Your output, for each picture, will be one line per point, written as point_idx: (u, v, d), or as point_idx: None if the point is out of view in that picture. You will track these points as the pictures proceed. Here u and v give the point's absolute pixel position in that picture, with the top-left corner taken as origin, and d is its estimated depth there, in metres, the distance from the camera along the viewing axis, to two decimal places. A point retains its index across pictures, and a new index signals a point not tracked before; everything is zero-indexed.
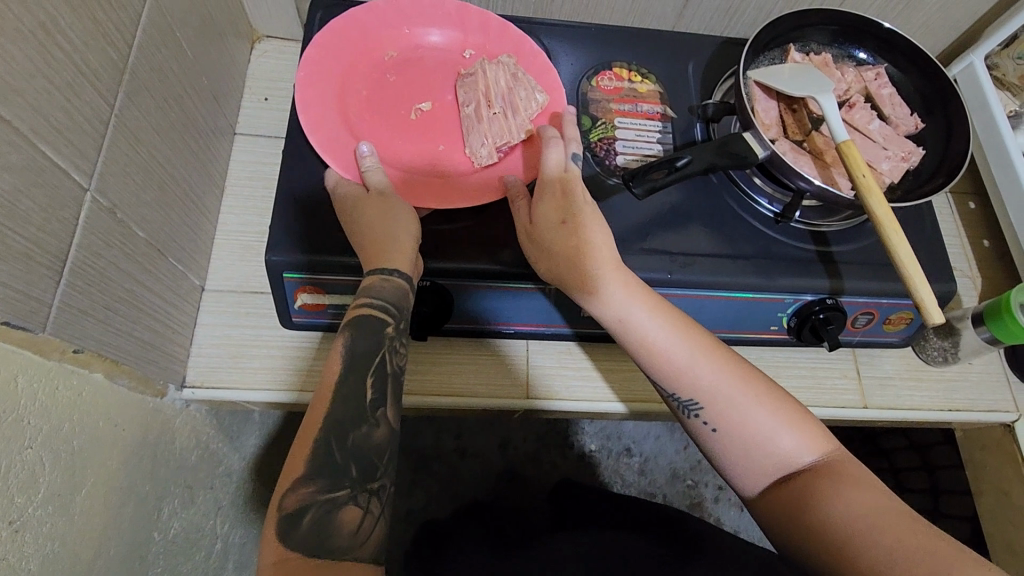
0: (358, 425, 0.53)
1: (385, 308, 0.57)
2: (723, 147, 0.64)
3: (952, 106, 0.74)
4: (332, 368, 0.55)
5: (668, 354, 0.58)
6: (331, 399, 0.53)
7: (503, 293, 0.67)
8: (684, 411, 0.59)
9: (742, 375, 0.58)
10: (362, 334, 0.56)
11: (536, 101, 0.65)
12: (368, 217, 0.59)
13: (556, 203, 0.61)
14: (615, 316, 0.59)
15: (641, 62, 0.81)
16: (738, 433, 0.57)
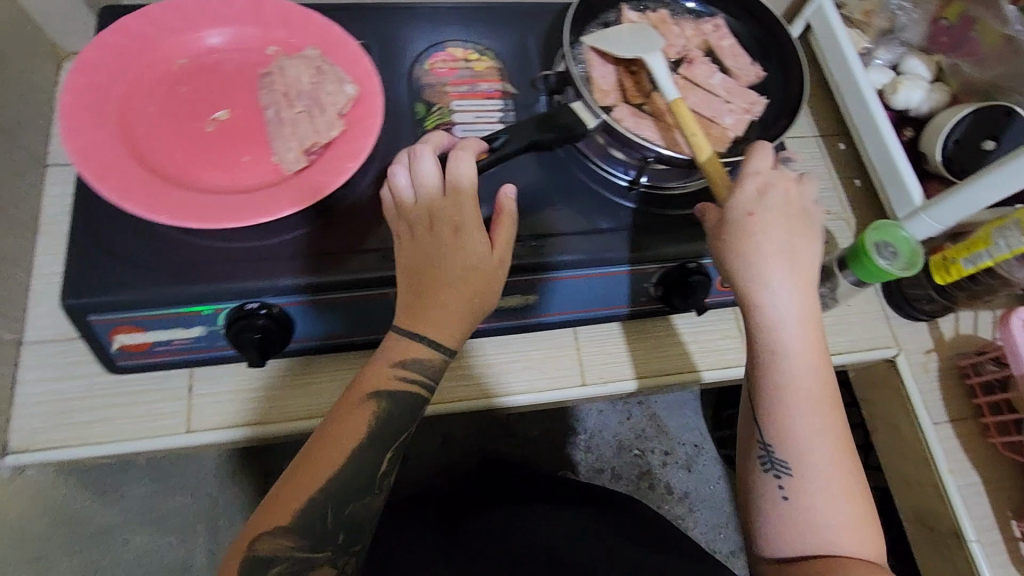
0: (356, 497, 0.57)
1: (420, 383, 0.59)
2: (545, 121, 0.60)
3: (790, 52, 0.72)
4: (358, 425, 0.57)
5: (810, 396, 0.57)
6: (342, 465, 0.56)
7: (340, 302, 0.64)
8: (767, 465, 0.57)
9: (835, 448, 0.57)
10: (399, 412, 0.59)
11: (344, 92, 0.60)
12: (450, 231, 0.58)
13: (779, 218, 0.57)
14: (772, 345, 0.57)
15: (479, 38, 0.76)
16: (810, 496, 0.56)
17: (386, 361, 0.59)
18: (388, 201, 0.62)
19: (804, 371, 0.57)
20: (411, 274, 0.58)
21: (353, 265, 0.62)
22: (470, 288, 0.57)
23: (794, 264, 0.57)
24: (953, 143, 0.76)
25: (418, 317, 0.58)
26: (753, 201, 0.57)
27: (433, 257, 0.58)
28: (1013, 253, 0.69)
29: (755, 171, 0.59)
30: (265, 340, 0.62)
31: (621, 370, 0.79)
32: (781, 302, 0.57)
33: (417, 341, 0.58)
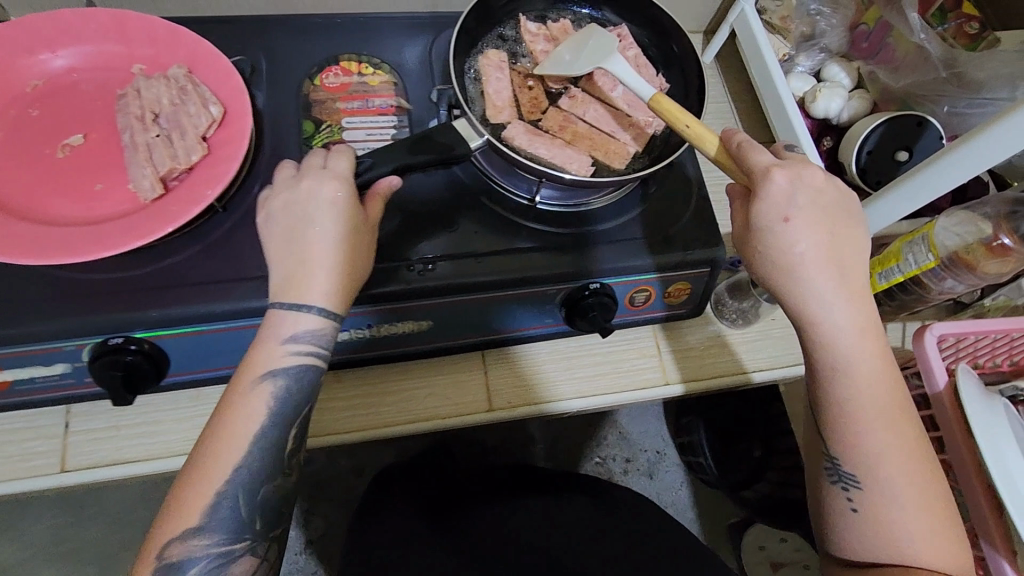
0: (267, 483, 0.52)
1: (314, 355, 0.53)
2: (417, 143, 0.57)
3: (691, 63, 0.70)
4: (248, 410, 0.51)
5: (877, 408, 0.53)
6: (246, 453, 0.51)
7: (210, 333, 0.60)
8: (835, 476, 0.55)
9: (907, 455, 0.54)
10: (299, 389, 0.53)
11: (207, 115, 0.57)
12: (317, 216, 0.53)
13: (813, 214, 0.52)
14: (833, 360, 0.53)
15: (375, 52, 0.73)
16: (879, 507, 0.54)
17: (272, 341, 0.52)
18: (262, 207, 0.55)
19: (867, 381, 0.53)
20: (292, 256, 0.53)
21: (225, 295, 0.59)
22: (349, 250, 0.53)
23: (839, 270, 0.52)
24: (866, 154, 0.74)
25: (304, 290, 0.52)
26: (786, 205, 0.51)
27: (306, 234, 0.53)
28: (923, 269, 0.66)
29: (765, 165, 0.52)
30: (132, 368, 0.58)
31: (529, 393, 0.75)
32: (839, 313, 0.52)
33: (307, 314, 0.52)
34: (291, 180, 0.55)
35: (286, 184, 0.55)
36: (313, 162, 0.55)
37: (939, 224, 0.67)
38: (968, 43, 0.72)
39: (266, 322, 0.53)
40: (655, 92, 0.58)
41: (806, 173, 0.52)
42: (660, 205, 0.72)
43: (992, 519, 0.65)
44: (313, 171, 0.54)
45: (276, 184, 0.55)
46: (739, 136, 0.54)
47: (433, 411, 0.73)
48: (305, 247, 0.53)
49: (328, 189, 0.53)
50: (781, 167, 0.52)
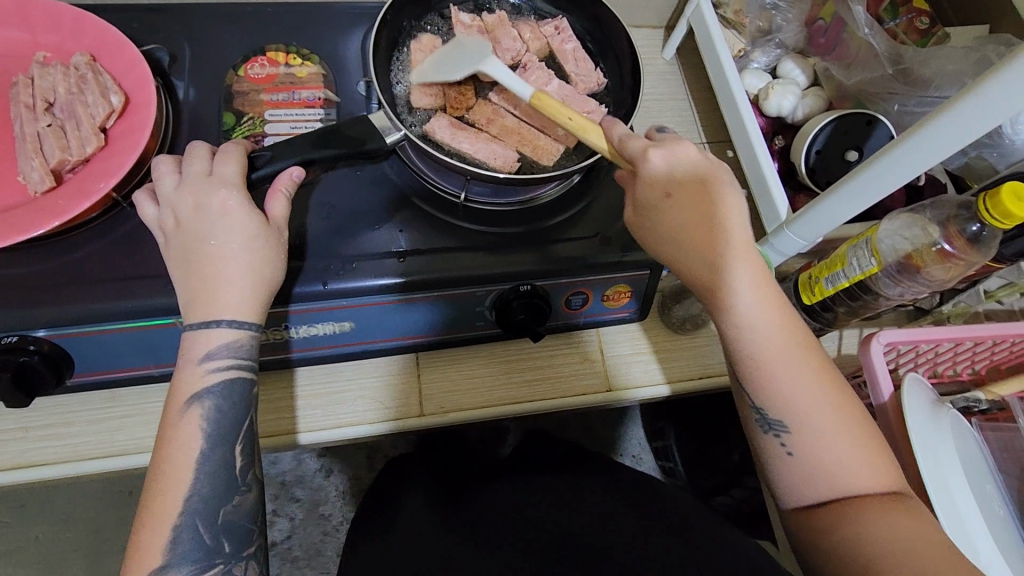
0: (225, 505, 0.48)
1: (237, 368, 0.49)
2: (323, 137, 0.54)
3: (631, 57, 0.67)
4: (183, 438, 0.47)
5: (781, 351, 0.51)
6: (192, 480, 0.47)
7: (114, 333, 0.58)
8: (763, 424, 0.53)
9: (820, 382, 0.51)
10: (231, 404, 0.49)
11: (106, 105, 0.54)
12: (220, 228, 0.47)
13: (692, 185, 0.51)
14: (735, 319, 0.51)
15: (305, 42, 0.71)
16: (811, 445, 0.51)
17: (189, 364, 0.48)
18: (155, 228, 0.48)
19: (767, 326, 0.51)
20: (191, 272, 0.47)
21: (128, 293, 0.56)
22: (265, 256, 0.48)
23: (724, 234, 0.50)
24: (815, 155, 0.71)
25: (212, 305, 0.47)
26: (665, 182, 0.51)
27: (212, 248, 0.47)
28: (866, 275, 0.64)
29: (640, 147, 0.52)
30: (24, 369, 0.55)
31: (465, 399, 0.72)
32: (735, 277, 0.50)
33: (214, 329, 0.47)
34: (172, 194, 0.48)
35: (172, 198, 0.48)
36: (197, 167, 0.49)
37: (883, 227, 0.64)
38: (919, 39, 0.69)
39: (182, 347, 0.48)
40: (534, 92, 0.55)
41: (679, 147, 0.52)
42: (600, 204, 0.69)
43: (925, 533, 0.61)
44: (196, 182, 0.48)
45: (160, 197, 0.48)
46: (618, 128, 0.53)
47: (372, 415, 0.70)
48: (212, 261, 0.47)
49: (228, 198, 0.48)
50: (655, 145, 0.52)
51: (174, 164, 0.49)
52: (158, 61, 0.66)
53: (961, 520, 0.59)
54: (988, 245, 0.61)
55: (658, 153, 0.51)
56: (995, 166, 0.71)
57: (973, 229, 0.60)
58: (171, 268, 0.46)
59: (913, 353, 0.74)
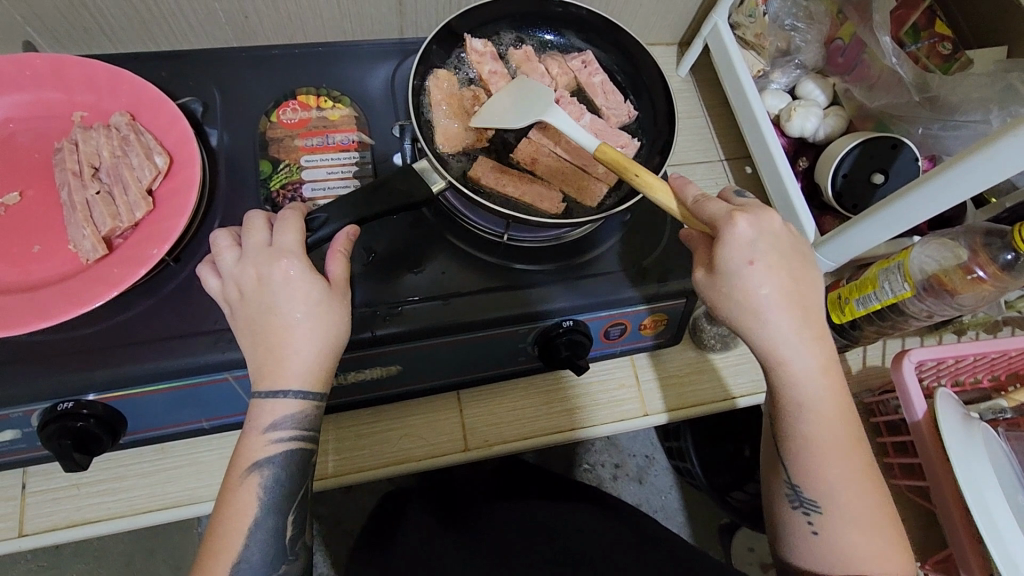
0: (272, 572, 0.50)
1: (297, 439, 0.51)
2: (374, 193, 0.55)
3: (661, 93, 0.69)
4: (242, 503, 0.49)
5: (833, 439, 0.53)
6: (244, 546, 0.49)
7: (168, 393, 0.58)
8: (795, 503, 0.55)
9: (862, 474, 0.53)
10: (288, 473, 0.51)
11: (151, 166, 0.54)
12: (282, 298, 0.50)
13: (775, 257, 0.50)
14: (797, 395, 0.52)
15: (335, 83, 0.71)
16: (841, 530, 0.53)
17: (254, 431, 0.51)
18: (220, 299, 0.52)
19: (825, 414, 0.52)
20: (258, 341, 0.50)
21: (181, 352, 0.56)
22: (326, 322, 0.51)
23: (799, 304, 0.51)
24: (841, 177, 0.73)
25: (280, 375, 0.50)
26: (748, 247, 0.49)
27: (273, 316, 0.50)
28: (899, 298, 0.66)
29: (726, 211, 0.50)
30: (82, 434, 0.55)
31: (505, 431, 0.73)
32: (795, 351, 0.51)
33: (281, 398, 0.50)
34: (235, 267, 0.51)
35: (234, 271, 0.51)
36: (256, 239, 0.52)
37: (916, 250, 0.65)
38: (941, 64, 0.72)
39: (249, 414, 0.51)
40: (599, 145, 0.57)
41: (764, 217, 0.51)
42: (635, 235, 0.70)
43: (971, 549, 0.65)
44: (258, 253, 0.51)
45: (222, 271, 0.52)
46: (691, 189, 0.54)
47: (410, 452, 0.71)
48: (274, 329, 0.50)
49: (290, 270, 0.50)
50: (742, 211, 0.50)
51: (232, 238, 0.52)
52: (192, 112, 0.66)
53: (998, 531, 0.61)
54: (1021, 272, 0.61)
55: (741, 227, 0.49)
56: (1016, 183, 0.74)
57: (1006, 258, 0.61)
58: (240, 324, 0.51)
59: (937, 368, 0.77)
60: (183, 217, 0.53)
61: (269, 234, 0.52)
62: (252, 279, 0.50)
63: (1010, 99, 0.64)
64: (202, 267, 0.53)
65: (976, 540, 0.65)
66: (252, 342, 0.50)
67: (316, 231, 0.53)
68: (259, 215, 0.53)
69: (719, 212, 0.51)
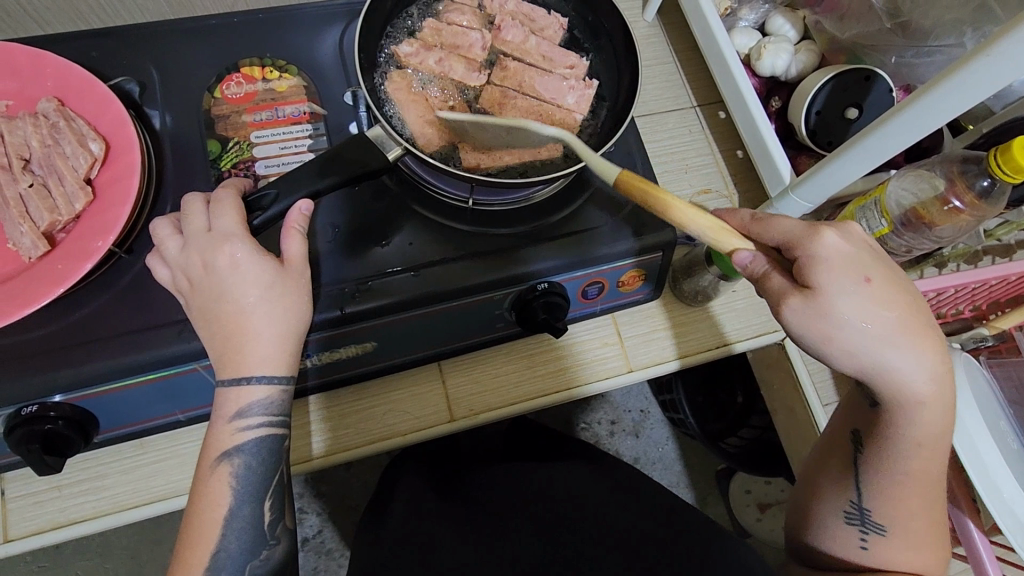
0: (253, 558, 0.50)
1: (269, 425, 0.51)
2: (327, 162, 0.52)
3: (620, 40, 0.66)
4: (215, 497, 0.49)
5: (922, 469, 0.51)
6: (221, 535, 0.48)
7: (133, 388, 0.56)
8: (854, 517, 0.54)
9: (934, 499, 0.52)
10: (260, 461, 0.50)
11: (86, 155, 0.51)
12: (231, 279, 0.49)
13: (888, 279, 0.46)
14: (903, 428, 0.49)
15: (278, 50, 0.66)
16: (895, 551, 0.53)
17: (221, 422, 0.50)
18: (172, 290, 0.51)
19: (924, 448, 0.50)
20: (214, 330, 0.49)
21: (143, 345, 0.55)
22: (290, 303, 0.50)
23: (924, 332, 0.47)
24: (815, 115, 0.71)
25: (242, 362, 0.49)
26: (860, 266, 0.45)
27: (228, 303, 0.48)
28: (877, 234, 0.65)
29: (812, 227, 0.46)
30: (50, 436, 0.54)
31: (493, 399, 0.72)
32: (913, 376, 0.46)
33: (244, 385, 0.49)
34: (179, 255, 0.50)
35: (180, 259, 0.50)
36: (195, 224, 0.50)
37: (892, 184, 0.65)
38: None
39: (214, 404, 0.50)
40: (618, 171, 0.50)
41: (854, 231, 0.47)
42: (605, 190, 0.68)
43: (954, 477, 0.66)
44: (198, 238, 0.49)
45: (167, 259, 0.50)
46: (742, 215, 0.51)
47: (395, 427, 0.70)
48: (225, 319, 0.49)
49: (236, 251, 0.49)
50: (832, 228, 0.46)
51: (172, 225, 0.51)
52: (128, 93, 0.62)
53: (976, 452, 0.63)
54: (998, 198, 0.60)
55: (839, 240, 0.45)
56: (990, 107, 0.73)
57: (982, 184, 0.60)
58: (187, 301, 0.50)
59: None
60: (127, 205, 0.50)
61: (226, 213, 0.50)
62: (191, 257, 0.49)
63: (984, 18, 0.60)
64: (153, 222, 0.52)
65: (958, 470, 0.66)
66: (209, 331, 0.49)
67: (264, 201, 0.51)
68: (191, 196, 0.51)
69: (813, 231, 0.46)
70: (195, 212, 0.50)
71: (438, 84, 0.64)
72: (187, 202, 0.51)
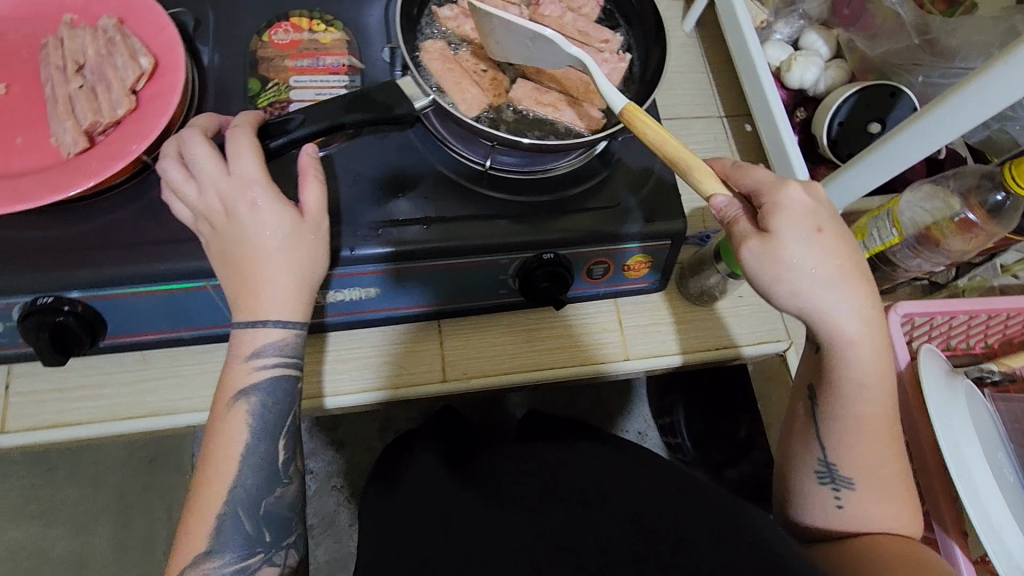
0: (269, 495, 0.52)
1: (284, 365, 0.53)
2: (354, 101, 0.55)
3: (652, 24, 0.67)
4: (234, 434, 0.51)
5: (876, 418, 0.52)
6: (238, 471, 0.50)
7: (145, 297, 0.59)
8: (823, 476, 0.55)
9: (894, 452, 0.53)
10: (275, 399, 0.53)
11: (134, 68, 0.54)
12: (249, 232, 0.51)
13: (839, 230, 0.49)
14: (857, 375, 0.51)
15: (327, 7, 0.70)
16: (868, 507, 0.53)
17: (237, 360, 0.52)
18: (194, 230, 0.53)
19: (881, 395, 0.51)
20: (233, 275, 0.52)
21: (157, 256, 0.57)
22: (306, 253, 0.52)
23: (867, 279, 0.50)
24: (838, 126, 0.72)
25: (258, 305, 0.52)
26: (814, 215, 0.48)
27: (254, 247, 0.51)
28: (887, 245, 0.66)
29: (778, 180, 0.50)
30: (60, 329, 0.56)
31: (488, 366, 0.73)
32: (854, 318, 0.49)
33: (260, 329, 0.52)
34: (199, 197, 0.52)
35: (199, 202, 0.52)
36: (210, 169, 0.51)
37: (905, 199, 0.65)
38: (944, 9, 0.69)
39: (230, 345, 0.53)
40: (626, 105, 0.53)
41: (816, 189, 0.51)
42: (620, 174, 0.69)
43: (945, 502, 0.64)
44: (217, 183, 0.51)
45: (187, 200, 0.52)
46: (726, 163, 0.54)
47: (389, 380, 0.72)
48: (241, 263, 0.51)
49: (263, 199, 0.52)
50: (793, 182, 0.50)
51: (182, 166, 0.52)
52: (184, 25, 0.66)
53: (971, 481, 0.61)
54: (1010, 214, 0.61)
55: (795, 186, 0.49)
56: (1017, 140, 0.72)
57: (996, 199, 0.60)
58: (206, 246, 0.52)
59: (928, 326, 0.75)
60: (166, 118, 0.53)
61: (241, 159, 0.52)
62: (211, 201, 0.51)
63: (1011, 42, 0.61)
64: (160, 162, 0.53)
65: (951, 496, 0.65)
66: (229, 271, 0.52)
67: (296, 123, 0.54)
68: (187, 131, 0.53)
69: (774, 182, 0.50)
70: (207, 151, 0.52)
71: (473, 50, 0.66)
72: (187, 141, 0.52)
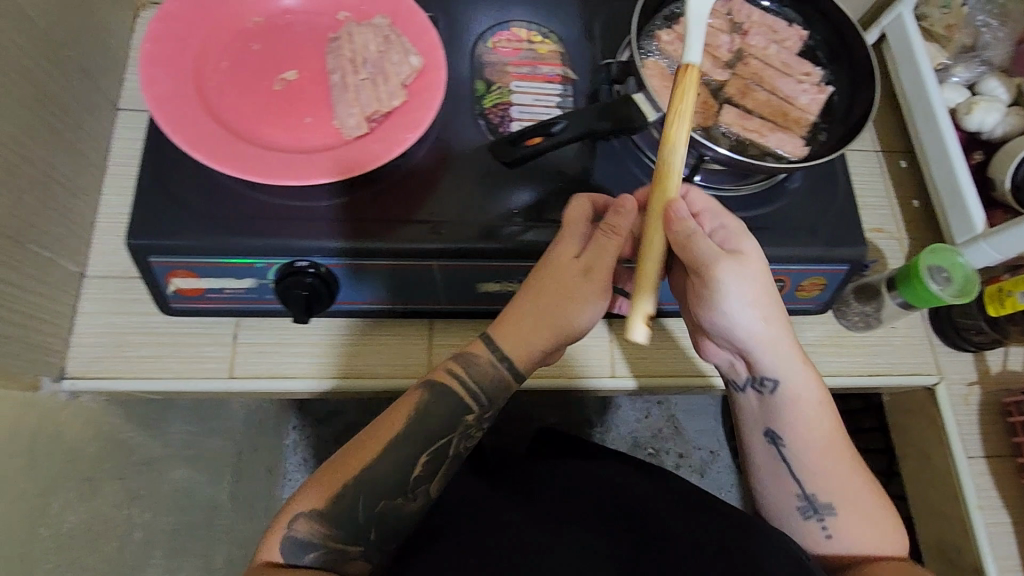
0: (391, 498, 0.58)
1: (477, 392, 0.61)
2: (606, 109, 0.63)
3: (861, 60, 0.72)
4: (398, 420, 0.59)
5: (839, 442, 0.61)
6: (379, 463, 0.57)
7: (380, 270, 0.65)
8: (805, 507, 0.61)
9: (862, 475, 0.61)
10: (439, 412, 0.60)
11: (408, 65, 0.61)
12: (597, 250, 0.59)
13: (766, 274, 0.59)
14: (797, 406, 0.61)
15: (542, 21, 0.76)
16: (853, 530, 0.60)
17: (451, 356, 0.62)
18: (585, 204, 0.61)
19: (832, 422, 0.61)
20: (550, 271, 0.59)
21: (398, 234, 0.63)
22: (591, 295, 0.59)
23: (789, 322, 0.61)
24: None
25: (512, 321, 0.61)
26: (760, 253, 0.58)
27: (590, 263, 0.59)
28: None
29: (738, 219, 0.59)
30: (313, 291, 0.64)
31: (653, 367, 0.77)
32: (778, 352, 0.60)
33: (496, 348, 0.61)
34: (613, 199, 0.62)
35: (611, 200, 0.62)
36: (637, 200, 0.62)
37: None
38: None
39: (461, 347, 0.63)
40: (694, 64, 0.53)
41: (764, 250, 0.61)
42: (806, 199, 0.73)
43: None
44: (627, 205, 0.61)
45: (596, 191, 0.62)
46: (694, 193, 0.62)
47: (561, 370, 0.76)
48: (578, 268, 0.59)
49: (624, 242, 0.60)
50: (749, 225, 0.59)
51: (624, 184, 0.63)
52: None
53: None
54: None
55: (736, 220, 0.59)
56: None
57: None
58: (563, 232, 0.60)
59: None
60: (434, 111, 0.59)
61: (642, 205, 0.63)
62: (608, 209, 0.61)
63: None
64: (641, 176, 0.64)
65: None
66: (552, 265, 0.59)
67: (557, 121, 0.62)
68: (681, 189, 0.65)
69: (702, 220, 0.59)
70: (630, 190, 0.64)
71: None
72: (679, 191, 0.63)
